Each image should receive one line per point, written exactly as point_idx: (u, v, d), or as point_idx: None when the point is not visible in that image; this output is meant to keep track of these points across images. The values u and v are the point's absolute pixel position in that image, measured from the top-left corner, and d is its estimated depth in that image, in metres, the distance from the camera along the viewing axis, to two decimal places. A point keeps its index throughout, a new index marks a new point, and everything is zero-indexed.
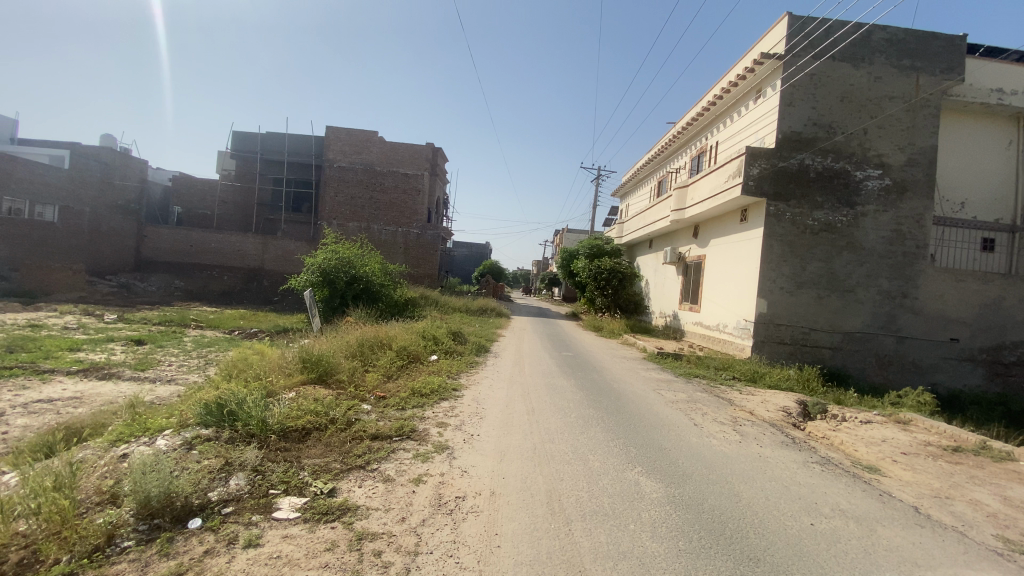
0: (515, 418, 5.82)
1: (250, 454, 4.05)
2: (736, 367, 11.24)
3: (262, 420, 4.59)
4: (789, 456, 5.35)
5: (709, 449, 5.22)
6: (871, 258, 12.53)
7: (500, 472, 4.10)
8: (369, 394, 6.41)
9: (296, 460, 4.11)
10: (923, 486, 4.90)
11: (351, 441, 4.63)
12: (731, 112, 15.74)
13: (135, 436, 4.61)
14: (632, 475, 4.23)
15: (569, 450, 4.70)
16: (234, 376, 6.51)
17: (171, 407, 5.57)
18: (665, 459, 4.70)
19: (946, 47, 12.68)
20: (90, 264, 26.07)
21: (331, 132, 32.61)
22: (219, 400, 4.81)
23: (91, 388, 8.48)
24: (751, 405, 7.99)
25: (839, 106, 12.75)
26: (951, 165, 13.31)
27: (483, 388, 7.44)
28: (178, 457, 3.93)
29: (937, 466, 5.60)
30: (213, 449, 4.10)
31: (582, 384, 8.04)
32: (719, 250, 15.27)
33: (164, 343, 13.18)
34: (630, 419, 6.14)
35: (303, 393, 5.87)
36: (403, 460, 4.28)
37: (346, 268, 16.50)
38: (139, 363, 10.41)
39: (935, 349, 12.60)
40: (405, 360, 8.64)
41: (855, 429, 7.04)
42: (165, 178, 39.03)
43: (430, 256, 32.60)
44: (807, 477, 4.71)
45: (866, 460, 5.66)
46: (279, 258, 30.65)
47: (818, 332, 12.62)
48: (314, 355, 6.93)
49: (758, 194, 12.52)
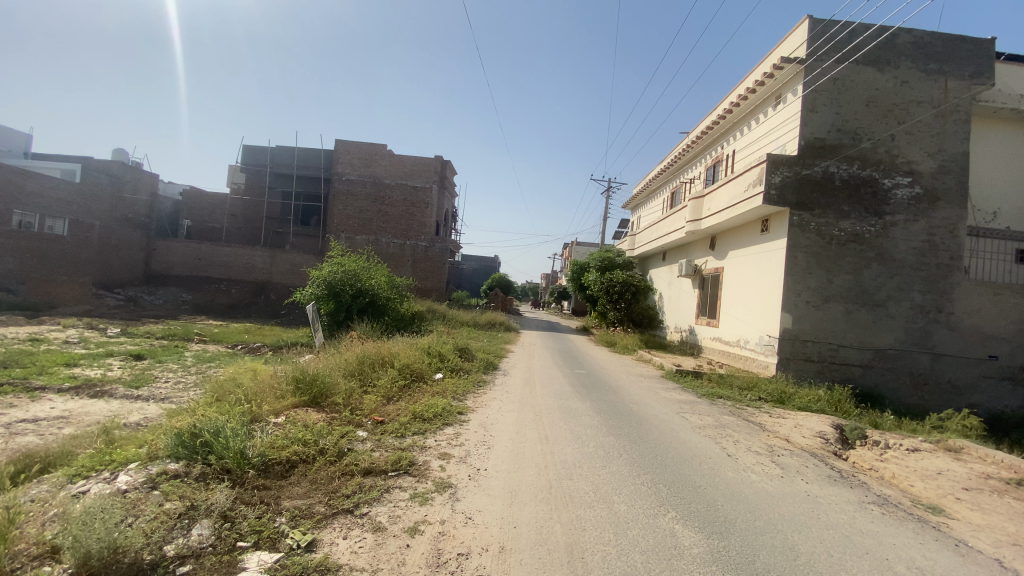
0: (526, 448, 5.19)
1: (219, 495, 3.48)
2: (763, 388, 10.51)
3: (240, 451, 4.05)
4: (842, 494, 4.68)
5: (752, 488, 4.55)
6: (902, 270, 11.83)
7: (511, 519, 3.49)
8: (366, 419, 5.82)
9: (274, 503, 3.54)
10: (999, 532, 4.18)
11: (340, 477, 4.05)
12: (749, 118, 15.20)
13: (98, 470, 4.08)
14: (666, 522, 3.61)
15: (590, 491, 4.08)
16: (221, 398, 5.94)
17: (146, 434, 5.01)
18: (702, 501, 4.08)
19: (975, 50, 12.08)
20: (98, 278, 25.84)
21: (340, 146, 32.45)
22: (194, 428, 4.25)
23: (80, 408, 7.93)
24: (784, 431, 7.28)
25: (864, 112, 12.15)
26: (983, 174, 12.59)
27: (491, 411, 6.84)
28: (137, 500, 3.37)
29: (1007, 505, 4.88)
30: (178, 489, 3.53)
31: (599, 407, 7.42)
32: (738, 262, 14.66)
33: (164, 358, 12.71)
34: (654, 448, 5.52)
35: (292, 418, 5.31)
36: (398, 503, 3.67)
37: (352, 281, 16.00)
38: (134, 379, 9.92)
39: (973, 367, 11.79)
40: (407, 379, 8.07)
41: (903, 459, 6.33)
42: (175, 193, 39.15)
43: (438, 268, 32.28)
44: (869, 523, 4.03)
45: (925, 498, 4.95)
46: (287, 271, 30.43)
47: (847, 350, 11.88)
48: (308, 375, 6.42)
49: (781, 204, 11.91)
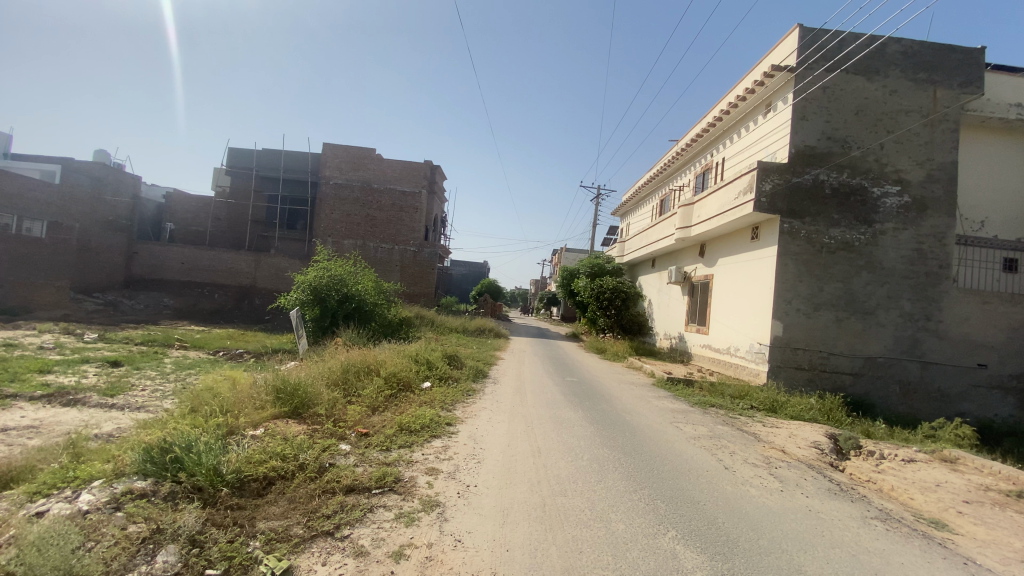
0: (518, 461, 4.99)
1: (188, 517, 3.22)
2: (755, 396, 10.40)
3: (214, 467, 3.79)
4: (844, 509, 4.53)
5: (753, 504, 4.38)
6: (891, 278, 11.85)
7: (504, 541, 3.28)
8: (350, 431, 5.56)
9: (248, 525, 3.29)
10: (1006, 548, 4.04)
11: (320, 495, 3.81)
12: (739, 126, 15.22)
13: (59, 488, 3.78)
14: (666, 542, 3.43)
15: (587, 508, 3.88)
16: (197, 408, 5.65)
17: (115, 448, 4.71)
18: (702, 517, 3.91)
19: (963, 60, 12.21)
20: (75, 281, 25.10)
21: (328, 149, 32.03)
22: (165, 442, 3.98)
23: (51, 417, 7.53)
24: (780, 441, 7.15)
25: (853, 121, 12.21)
26: (970, 183, 12.70)
27: (481, 421, 6.63)
28: (97, 522, 3.09)
29: (1009, 519, 4.77)
30: (144, 510, 3.27)
31: (592, 417, 7.24)
32: (728, 270, 14.61)
33: (142, 364, 12.28)
34: (650, 460, 5.35)
35: (271, 430, 5.05)
36: (382, 524, 3.44)
37: (338, 286, 15.68)
38: (110, 387, 9.51)
39: (962, 376, 11.83)
40: (394, 388, 7.83)
41: (900, 470, 6.24)
42: (158, 196, 38.40)
43: (427, 274, 31.99)
44: (876, 541, 3.88)
45: (927, 512, 4.82)
46: (272, 275, 29.93)
47: (837, 358, 11.84)
48: (289, 385, 6.15)
49: (772, 211, 11.89)
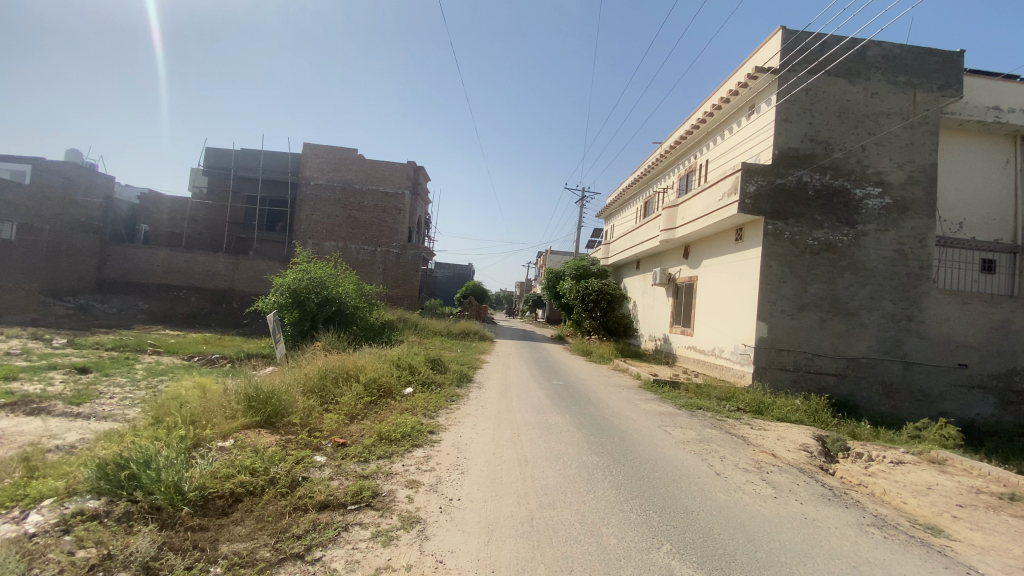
0: (503, 471, 4.78)
1: (142, 541, 2.93)
2: (741, 398, 10.34)
3: (175, 485, 3.50)
4: (839, 516, 4.41)
5: (747, 512, 4.23)
6: (873, 279, 11.91)
7: (489, 562, 3.05)
8: (326, 441, 5.30)
9: (210, 548, 3.03)
10: (1006, 555, 3.95)
11: (290, 513, 3.54)
12: (723, 128, 15.23)
13: (6, 507, 3.46)
14: (661, 557, 3.25)
15: (576, 522, 3.68)
16: (163, 418, 5.32)
17: (71, 462, 4.36)
18: (696, 529, 3.73)
19: (942, 64, 12.37)
20: (45, 284, 24.20)
21: (308, 149, 31.49)
22: (121, 458, 3.65)
23: (12, 427, 7.09)
24: (769, 444, 7.04)
25: (836, 123, 12.26)
26: (949, 184, 12.88)
27: (465, 429, 6.39)
28: (41, 548, 2.79)
29: (1006, 524, 4.69)
30: (95, 532, 2.98)
31: (580, 422, 7.05)
32: (713, 271, 14.56)
33: (112, 371, 11.73)
34: (640, 468, 5.16)
35: (240, 442, 4.76)
36: (357, 545, 3.19)
37: (318, 289, 15.26)
38: (75, 395, 9.01)
39: (944, 375, 11.95)
40: (375, 395, 7.55)
41: (891, 471, 6.20)
42: (133, 197, 37.31)
43: (411, 277, 31.58)
44: (875, 550, 3.75)
45: (922, 517, 4.73)
46: (251, 278, 29.24)
47: (821, 358, 11.86)
48: (262, 393, 5.85)
49: (756, 212, 11.88)
